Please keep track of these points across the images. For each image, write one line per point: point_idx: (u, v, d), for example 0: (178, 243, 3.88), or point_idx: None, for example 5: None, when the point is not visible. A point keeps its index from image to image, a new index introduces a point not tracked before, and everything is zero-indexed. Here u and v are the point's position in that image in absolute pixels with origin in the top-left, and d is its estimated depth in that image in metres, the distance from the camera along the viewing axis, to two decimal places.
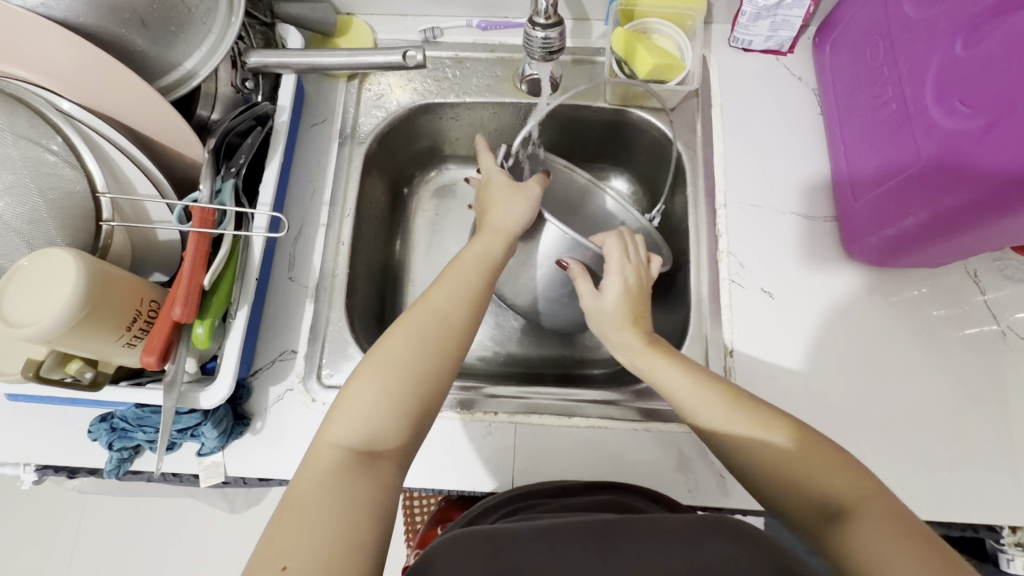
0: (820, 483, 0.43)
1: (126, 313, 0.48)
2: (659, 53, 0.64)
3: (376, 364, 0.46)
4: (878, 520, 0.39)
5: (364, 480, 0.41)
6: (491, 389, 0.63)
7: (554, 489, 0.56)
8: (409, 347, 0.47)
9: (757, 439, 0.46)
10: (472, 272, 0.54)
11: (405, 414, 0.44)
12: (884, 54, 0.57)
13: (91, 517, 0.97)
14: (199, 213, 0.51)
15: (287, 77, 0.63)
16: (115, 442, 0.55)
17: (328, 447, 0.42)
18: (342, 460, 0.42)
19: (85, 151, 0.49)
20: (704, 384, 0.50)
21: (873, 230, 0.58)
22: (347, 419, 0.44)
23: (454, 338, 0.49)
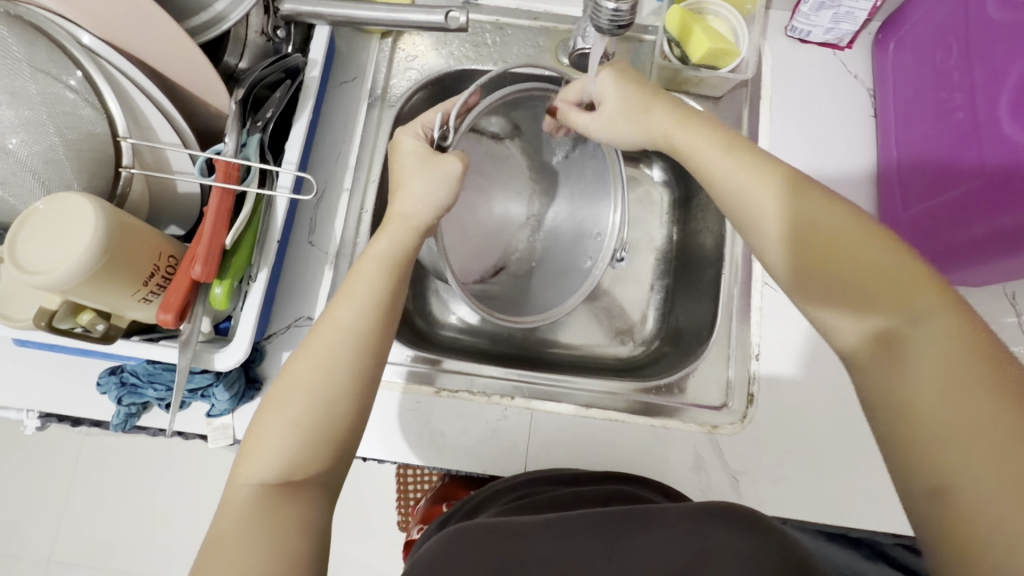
0: (902, 338, 0.37)
1: (143, 268, 0.45)
2: (716, 36, 0.60)
3: (285, 398, 0.42)
4: (949, 378, 0.34)
5: (281, 513, 0.39)
6: (450, 363, 0.62)
7: (567, 476, 0.55)
8: (319, 368, 0.43)
9: (844, 267, 0.40)
10: (370, 277, 0.46)
11: (321, 440, 0.41)
12: (958, 57, 0.54)
13: (91, 459, 0.97)
14: (224, 166, 0.49)
15: (321, 28, 0.59)
16: (124, 397, 0.53)
17: (238, 486, 0.40)
18: (254, 498, 0.39)
19: (106, 90, 0.45)
20: (795, 199, 0.43)
21: (919, 241, 0.57)
22: (256, 453, 0.40)
23: (368, 352, 0.44)
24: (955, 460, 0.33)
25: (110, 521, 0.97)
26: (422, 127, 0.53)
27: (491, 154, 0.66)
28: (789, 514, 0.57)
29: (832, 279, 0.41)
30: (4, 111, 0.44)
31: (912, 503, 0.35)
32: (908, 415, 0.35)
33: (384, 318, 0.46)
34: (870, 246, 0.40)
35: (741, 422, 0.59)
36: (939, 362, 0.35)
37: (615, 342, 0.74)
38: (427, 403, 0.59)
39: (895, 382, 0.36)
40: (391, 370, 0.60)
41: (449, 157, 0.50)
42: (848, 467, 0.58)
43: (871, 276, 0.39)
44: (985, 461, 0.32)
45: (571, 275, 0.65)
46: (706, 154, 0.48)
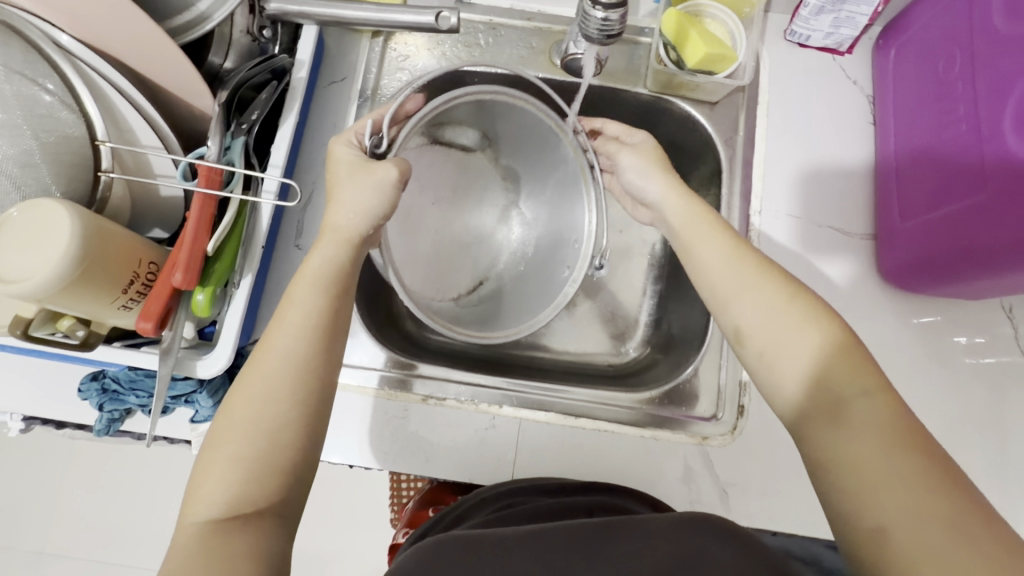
0: (843, 399, 0.41)
1: (123, 276, 0.45)
2: (713, 40, 0.59)
3: (230, 432, 0.41)
4: (883, 440, 0.38)
5: (233, 543, 0.38)
6: (426, 367, 0.61)
7: (553, 486, 0.54)
8: (260, 399, 0.42)
9: (782, 330, 0.44)
10: (307, 298, 0.45)
11: (272, 470, 0.41)
12: (961, 67, 0.53)
13: (82, 456, 0.97)
14: (206, 171, 0.48)
15: (309, 28, 0.57)
16: (106, 404, 0.53)
17: (187, 527, 0.39)
18: (201, 535, 0.38)
19: (84, 92, 0.44)
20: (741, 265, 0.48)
21: (915, 255, 0.56)
22: (203, 492, 0.40)
23: (309, 376, 0.43)
24: (893, 510, 0.36)
25: (102, 518, 0.97)
26: (355, 135, 0.54)
27: (457, 168, 0.68)
28: (778, 527, 0.56)
29: (787, 350, 0.43)
30: None
31: (852, 549, 0.37)
32: (848, 475, 0.38)
33: (326, 339, 0.45)
34: (815, 326, 0.43)
35: (731, 433, 0.59)
36: (873, 423, 0.39)
37: (607, 348, 0.73)
38: (413, 411, 0.59)
39: (839, 441, 0.39)
40: (378, 377, 0.60)
41: (382, 165, 0.50)
42: None
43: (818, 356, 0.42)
44: (916, 511, 0.35)
45: (549, 286, 0.62)
46: (699, 238, 0.51)
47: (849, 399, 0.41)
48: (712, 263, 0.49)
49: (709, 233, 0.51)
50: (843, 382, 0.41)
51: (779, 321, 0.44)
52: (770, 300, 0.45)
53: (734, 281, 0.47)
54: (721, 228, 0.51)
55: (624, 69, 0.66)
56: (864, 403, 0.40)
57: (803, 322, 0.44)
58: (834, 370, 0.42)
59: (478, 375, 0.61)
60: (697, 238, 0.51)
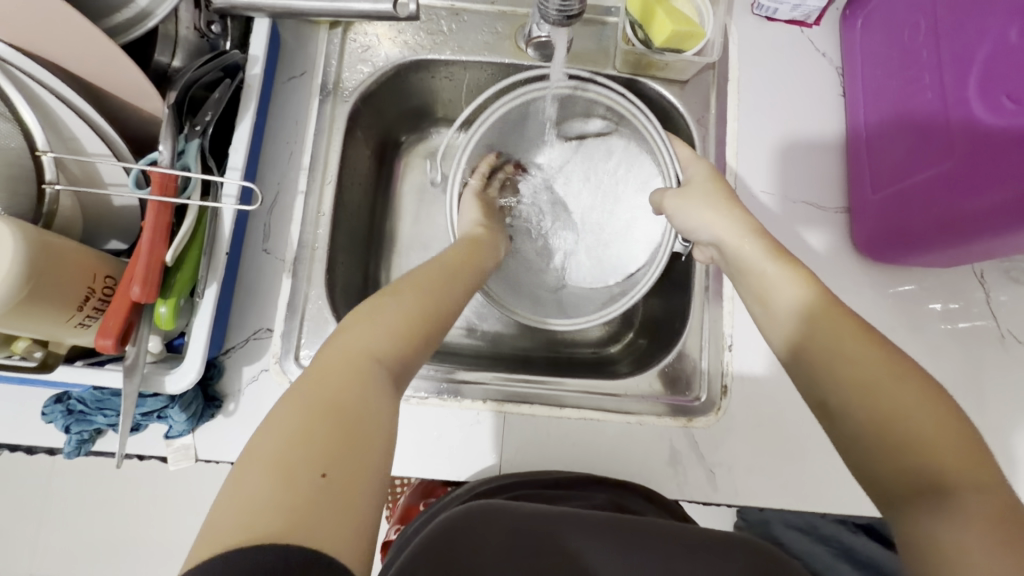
0: (909, 434, 0.37)
1: (77, 292, 0.42)
2: (679, 17, 0.58)
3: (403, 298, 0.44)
4: (988, 517, 0.33)
5: (364, 390, 0.36)
6: (433, 371, 0.60)
7: (548, 480, 0.54)
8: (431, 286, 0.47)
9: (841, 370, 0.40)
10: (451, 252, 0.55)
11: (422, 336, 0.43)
12: (924, 35, 0.52)
13: (60, 474, 0.94)
14: (159, 177, 0.45)
15: (261, 21, 0.55)
16: (73, 426, 0.51)
17: (346, 352, 0.38)
18: (363, 365, 0.38)
19: (20, 102, 0.41)
20: (796, 286, 0.45)
21: (887, 227, 0.56)
22: (371, 332, 0.40)
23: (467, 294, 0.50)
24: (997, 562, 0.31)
25: (88, 536, 0.94)
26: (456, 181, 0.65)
27: (605, 169, 0.68)
28: (765, 503, 0.57)
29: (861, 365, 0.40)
30: None
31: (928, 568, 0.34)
32: (932, 516, 0.35)
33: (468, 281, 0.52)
34: (894, 377, 0.38)
35: (716, 413, 0.58)
36: (981, 509, 0.33)
37: (591, 335, 0.73)
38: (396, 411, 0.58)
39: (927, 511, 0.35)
40: None
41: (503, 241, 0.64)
42: (824, 453, 0.57)
43: (905, 406, 0.37)
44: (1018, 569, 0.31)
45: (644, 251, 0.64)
46: (756, 259, 0.48)
47: (935, 439, 0.36)
48: (762, 276, 0.47)
49: (749, 246, 0.49)
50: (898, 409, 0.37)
51: (851, 365, 0.40)
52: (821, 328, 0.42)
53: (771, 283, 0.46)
54: (772, 248, 0.48)
55: (592, 51, 0.65)
56: (948, 436, 0.36)
57: (878, 370, 0.39)
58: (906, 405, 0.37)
59: (469, 371, 0.61)
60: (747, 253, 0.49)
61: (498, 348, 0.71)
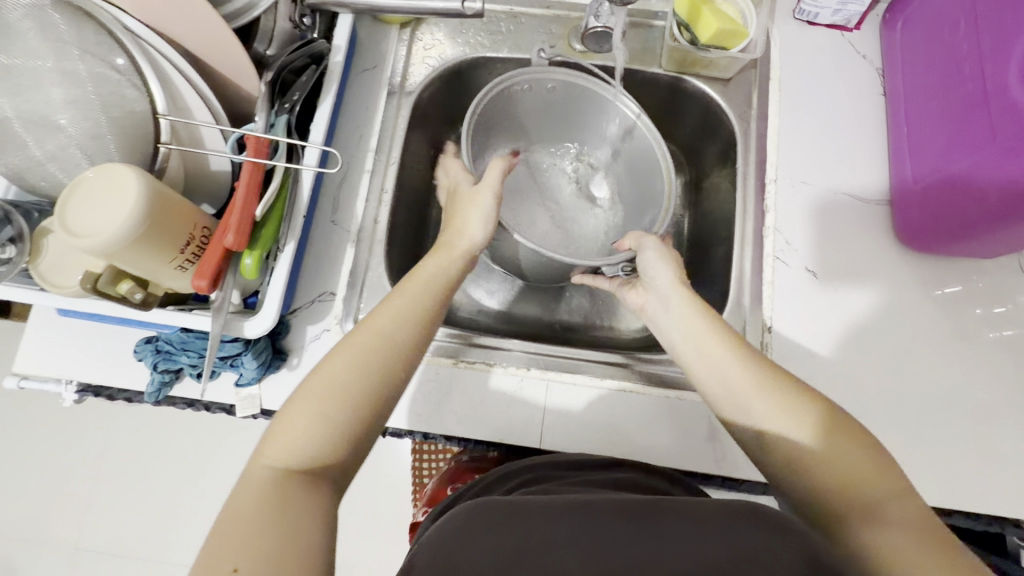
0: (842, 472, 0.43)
1: (179, 237, 0.48)
2: (724, 17, 0.62)
3: (312, 381, 0.45)
4: (918, 532, 0.39)
5: (296, 501, 0.40)
6: (481, 338, 0.64)
7: (575, 463, 0.55)
8: (356, 362, 0.46)
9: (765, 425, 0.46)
10: (403, 288, 0.52)
11: (343, 436, 0.44)
12: (964, 30, 0.55)
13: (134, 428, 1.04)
14: (254, 142, 0.52)
15: (344, 17, 0.62)
16: (160, 364, 0.56)
17: (267, 466, 0.42)
18: (276, 481, 0.41)
19: (148, 71, 0.48)
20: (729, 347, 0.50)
21: (930, 214, 0.57)
22: (284, 441, 0.43)
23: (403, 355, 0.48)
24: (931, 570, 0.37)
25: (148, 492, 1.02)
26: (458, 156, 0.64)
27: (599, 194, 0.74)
28: None
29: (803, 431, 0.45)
30: (55, 90, 0.47)
31: None
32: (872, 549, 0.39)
33: (421, 327, 0.50)
34: (810, 417, 0.45)
35: None
36: (906, 522, 0.40)
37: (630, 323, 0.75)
38: (444, 374, 0.61)
39: (877, 534, 0.40)
40: (426, 345, 0.62)
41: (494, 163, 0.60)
42: None
43: (825, 453, 0.44)
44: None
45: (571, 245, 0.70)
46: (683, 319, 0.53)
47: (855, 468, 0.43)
48: (696, 334, 0.52)
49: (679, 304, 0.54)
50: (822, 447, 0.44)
51: (777, 416, 0.46)
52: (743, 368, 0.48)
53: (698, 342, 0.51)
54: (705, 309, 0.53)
55: (639, 51, 0.69)
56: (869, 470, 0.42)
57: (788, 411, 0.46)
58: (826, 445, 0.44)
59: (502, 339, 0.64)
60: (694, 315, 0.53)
61: (517, 322, 0.74)
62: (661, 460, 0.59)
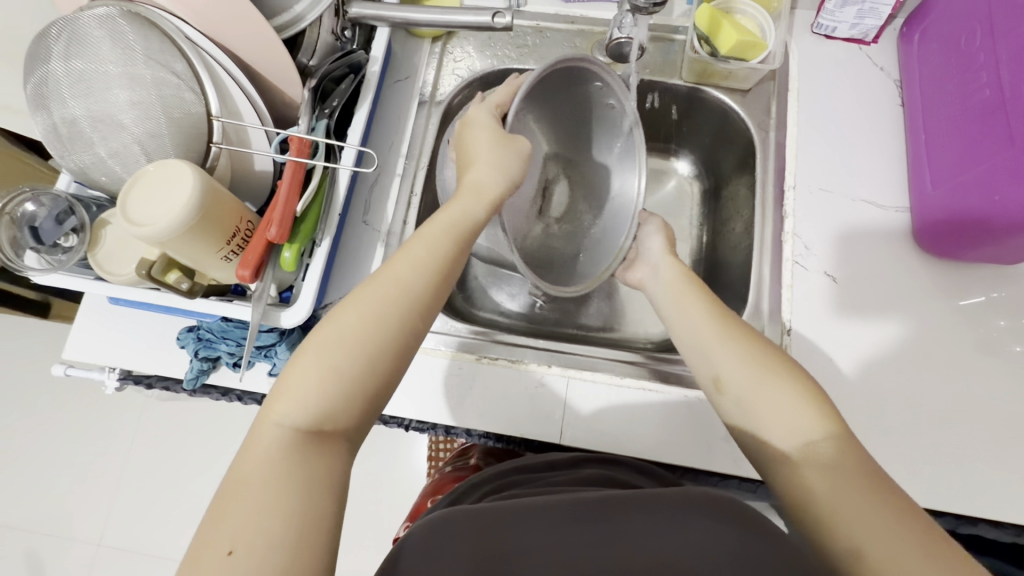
0: (808, 444, 0.43)
1: (226, 230, 0.51)
2: (743, 30, 0.65)
3: (319, 338, 0.44)
4: (890, 516, 0.39)
5: (310, 461, 0.40)
6: (504, 336, 0.66)
7: (543, 465, 0.58)
8: (360, 321, 0.44)
9: (742, 401, 0.47)
10: (421, 230, 0.50)
11: (356, 394, 0.43)
12: (981, 40, 0.57)
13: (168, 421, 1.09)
14: (298, 143, 0.55)
15: (382, 30, 0.66)
16: (200, 351, 0.59)
17: (273, 425, 0.41)
18: (287, 439, 0.40)
19: (205, 78, 0.52)
20: (712, 322, 0.53)
21: (945, 220, 0.59)
22: (290, 400, 0.42)
23: (413, 306, 0.46)
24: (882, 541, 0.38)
25: (176, 483, 1.06)
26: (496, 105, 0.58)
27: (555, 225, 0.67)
28: None
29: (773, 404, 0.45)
30: (124, 93, 0.52)
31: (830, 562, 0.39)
32: (825, 520, 0.40)
33: (437, 278, 0.48)
34: (786, 390, 0.46)
35: None
36: (877, 502, 0.39)
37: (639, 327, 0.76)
38: (468, 368, 0.63)
39: (848, 514, 0.39)
40: (451, 342, 0.65)
41: (518, 138, 0.54)
42: (886, 442, 0.58)
43: (801, 429, 0.44)
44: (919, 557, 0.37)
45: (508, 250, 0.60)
46: (681, 301, 0.56)
47: (829, 445, 0.43)
48: (687, 315, 0.55)
49: (683, 287, 0.57)
50: (789, 423, 0.44)
51: (752, 390, 0.47)
52: (723, 340, 0.51)
53: (688, 319, 0.54)
54: (710, 298, 0.56)
55: (660, 63, 0.72)
56: (842, 450, 0.42)
57: (768, 382, 0.47)
58: (801, 418, 0.44)
59: (523, 338, 0.66)
60: (686, 305, 0.56)
61: (537, 322, 0.76)
62: (681, 459, 0.59)
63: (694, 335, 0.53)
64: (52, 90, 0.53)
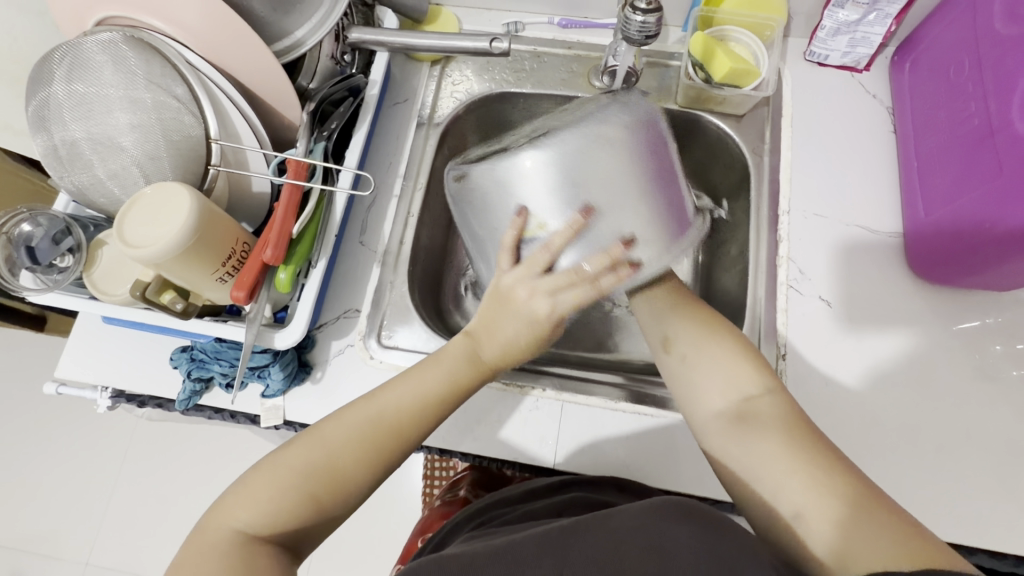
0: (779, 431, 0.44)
1: (222, 251, 0.51)
2: (736, 58, 0.66)
3: (292, 453, 0.45)
4: (872, 517, 0.38)
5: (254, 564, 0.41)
6: None
7: (521, 493, 0.58)
8: (341, 435, 0.46)
9: (718, 398, 0.47)
10: (426, 365, 0.50)
11: (313, 501, 0.44)
12: (970, 70, 0.58)
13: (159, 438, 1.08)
14: (295, 166, 0.55)
15: (381, 54, 0.67)
16: (193, 372, 0.59)
17: (229, 527, 0.42)
18: (239, 543, 0.42)
19: (205, 101, 0.53)
20: (688, 322, 0.51)
21: (939, 249, 0.59)
22: (250, 502, 0.43)
23: (398, 434, 0.47)
24: (820, 522, 0.39)
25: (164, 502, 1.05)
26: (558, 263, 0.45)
27: None
28: None
29: (707, 367, 0.48)
30: (124, 116, 0.52)
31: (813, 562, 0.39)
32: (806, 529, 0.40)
33: (427, 413, 0.48)
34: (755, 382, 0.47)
35: None
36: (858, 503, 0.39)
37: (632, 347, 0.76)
38: None
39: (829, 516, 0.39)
40: None
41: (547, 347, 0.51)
42: (881, 468, 0.57)
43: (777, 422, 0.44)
44: (876, 529, 0.37)
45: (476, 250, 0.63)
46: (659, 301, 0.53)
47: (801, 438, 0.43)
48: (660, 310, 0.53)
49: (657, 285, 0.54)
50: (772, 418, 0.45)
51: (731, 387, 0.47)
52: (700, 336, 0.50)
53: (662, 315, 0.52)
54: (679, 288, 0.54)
55: (655, 88, 0.73)
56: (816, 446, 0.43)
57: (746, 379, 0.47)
58: (776, 421, 0.44)
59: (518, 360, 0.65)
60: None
61: None
62: (675, 483, 0.59)
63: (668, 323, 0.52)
64: (53, 112, 0.53)
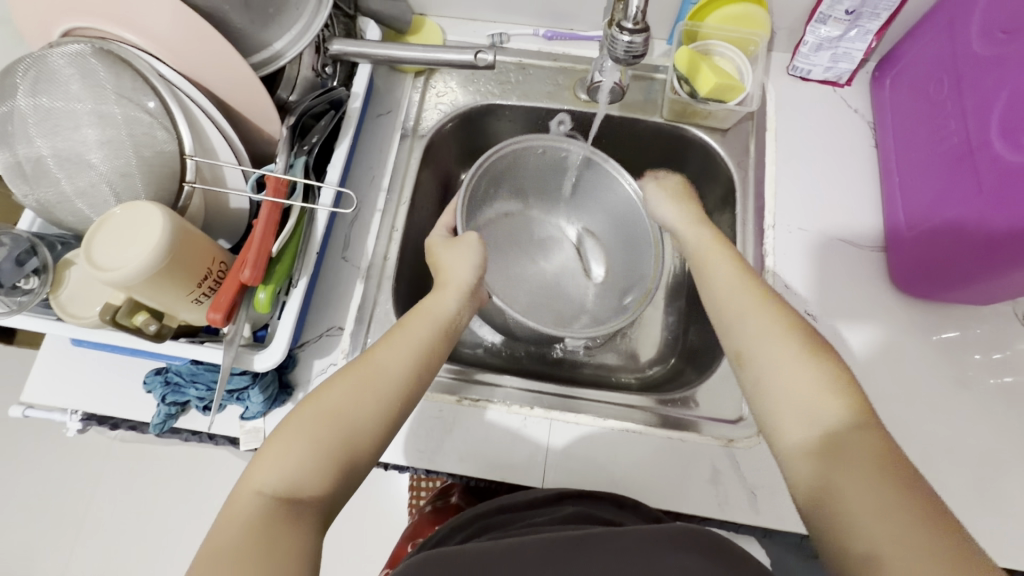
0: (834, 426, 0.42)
1: (197, 270, 0.49)
2: (721, 73, 0.66)
3: (308, 414, 0.44)
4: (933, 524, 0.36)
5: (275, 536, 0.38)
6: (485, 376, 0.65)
7: (525, 501, 0.56)
8: (352, 400, 0.45)
9: (769, 377, 0.46)
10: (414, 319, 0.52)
11: (334, 468, 0.42)
12: (949, 89, 0.59)
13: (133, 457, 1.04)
14: (274, 182, 0.54)
15: (364, 66, 0.66)
16: (168, 396, 0.57)
17: (253, 491, 0.40)
18: (263, 507, 0.39)
19: (179, 116, 0.51)
20: (766, 312, 0.49)
21: (921, 265, 0.60)
22: (273, 464, 0.41)
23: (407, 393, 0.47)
24: (874, 511, 0.37)
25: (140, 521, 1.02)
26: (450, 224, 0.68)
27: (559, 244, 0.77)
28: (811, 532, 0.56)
29: (780, 372, 0.46)
30: (93, 131, 0.51)
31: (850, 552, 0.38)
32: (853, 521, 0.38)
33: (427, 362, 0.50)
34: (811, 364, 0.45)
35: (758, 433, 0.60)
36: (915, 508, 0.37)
37: (618, 361, 0.76)
38: (449, 411, 0.62)
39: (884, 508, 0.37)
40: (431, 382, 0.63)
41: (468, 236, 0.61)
42: None
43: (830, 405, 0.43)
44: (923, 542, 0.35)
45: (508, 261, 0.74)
46: (720, 275, 0.55)
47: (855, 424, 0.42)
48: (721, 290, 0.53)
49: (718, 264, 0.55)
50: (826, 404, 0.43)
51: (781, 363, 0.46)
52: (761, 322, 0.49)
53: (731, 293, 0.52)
54: (742, 266, 0.55)
55: (641, 101, 0.73)
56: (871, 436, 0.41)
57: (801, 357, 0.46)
58: (834, 405, 0.43)
59: (504, 377, 0.65)
60: (709, 267, 0.56)
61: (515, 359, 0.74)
62: (664, 500, 0.59)
63: (745, 311, 0.51)
64: (16, 126, 0.51)
